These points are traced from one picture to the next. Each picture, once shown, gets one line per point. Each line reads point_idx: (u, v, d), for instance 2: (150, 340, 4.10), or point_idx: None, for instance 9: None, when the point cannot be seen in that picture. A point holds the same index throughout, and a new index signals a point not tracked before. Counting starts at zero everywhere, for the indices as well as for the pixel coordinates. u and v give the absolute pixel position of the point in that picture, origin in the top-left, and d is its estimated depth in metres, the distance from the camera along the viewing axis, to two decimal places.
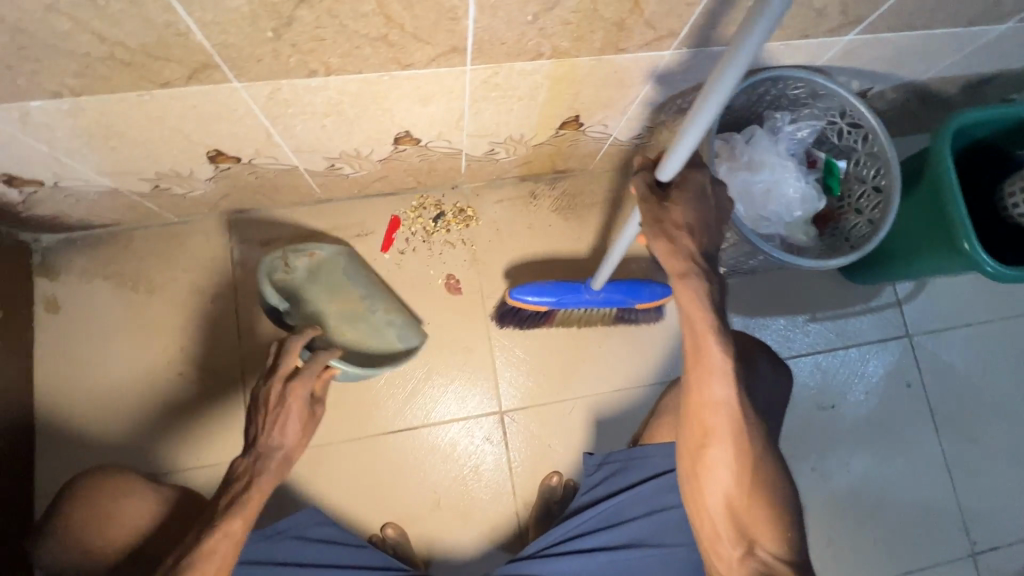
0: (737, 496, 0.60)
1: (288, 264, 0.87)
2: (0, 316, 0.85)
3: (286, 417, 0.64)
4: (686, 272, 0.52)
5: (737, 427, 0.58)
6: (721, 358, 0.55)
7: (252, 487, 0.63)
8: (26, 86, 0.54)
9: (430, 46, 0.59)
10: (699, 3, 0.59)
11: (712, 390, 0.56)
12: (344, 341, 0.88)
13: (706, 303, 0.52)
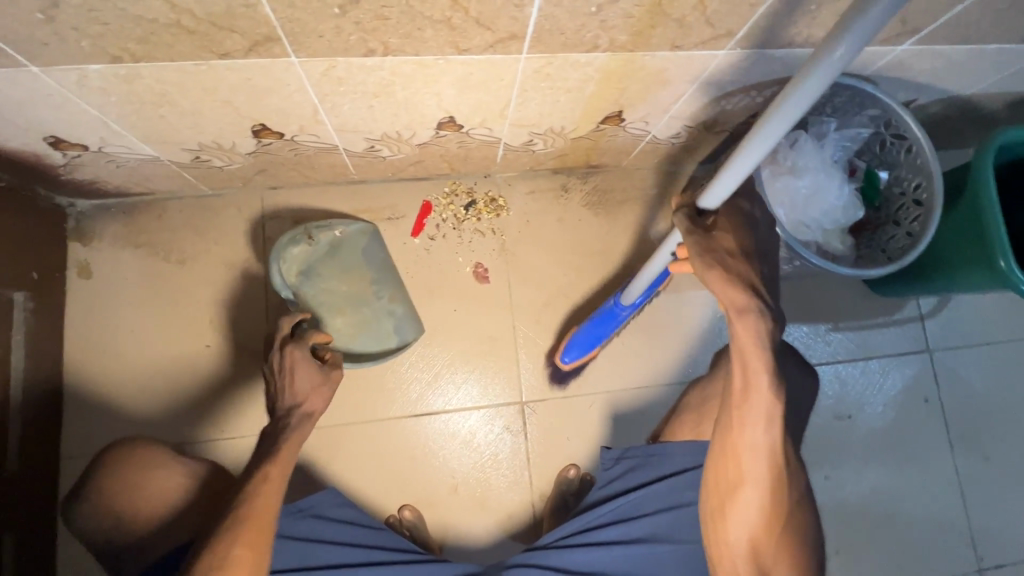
0: (761, 541, 0.62)
1: (310, 238, 0.91)
2: (35, 277, 0.86)
3: (296, 373, 0.65)
4: (746, 306, 0.52)
5: (772, 471, 0.59)
6: (768, 404, 0.55)
7: (282, 442, 0.63)
8: (89, 50, 0.54)
9: (490, 32, 0.58)
10: (762, 3, 0.59)
11: (753, 434, 0.57)
12: (342, 322, 0.92)
13: (764, 341, 0.53)
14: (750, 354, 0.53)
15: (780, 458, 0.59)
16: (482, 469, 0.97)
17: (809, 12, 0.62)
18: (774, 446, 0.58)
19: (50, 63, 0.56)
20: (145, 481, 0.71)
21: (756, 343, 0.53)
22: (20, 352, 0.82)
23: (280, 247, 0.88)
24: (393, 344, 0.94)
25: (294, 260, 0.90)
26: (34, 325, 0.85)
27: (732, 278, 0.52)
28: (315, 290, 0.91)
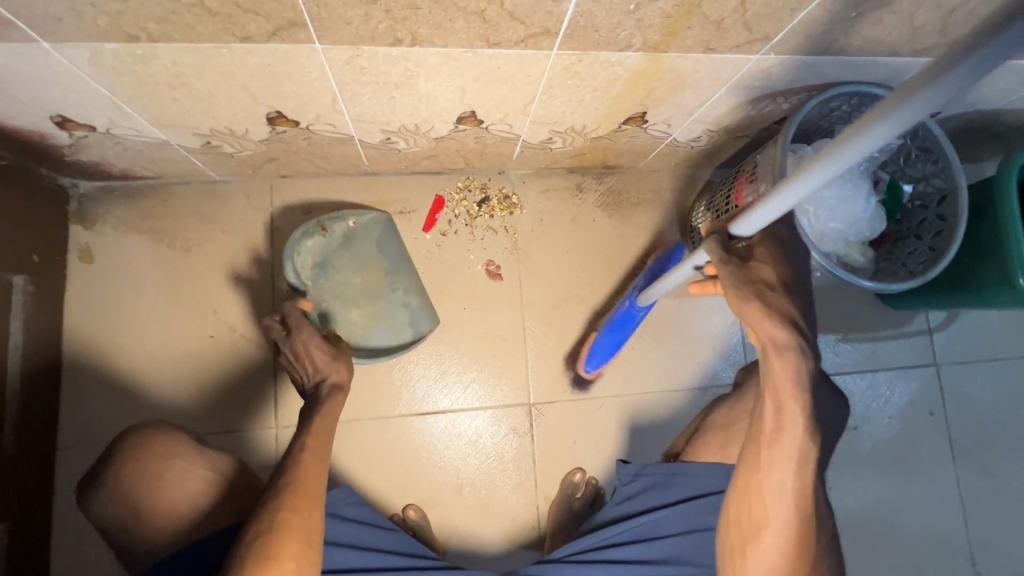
0: None
1: (325, 230, 0.89)
2: (35, 261, 0.83)
3: (311, 352, 0.66)
4: (782, 342, 0.52)
5: (797, 519, 0.56)
6: (798, 449, 0.54)
7: (317, 414, 0.64)
8: (105, 27, 0.52)
9: (523, 26, 0.57)
10: (803, 8, 0.57)
11: (779, 476, 0.56)
12: (360, 315, 0.90)
13: (798, 378, 0.52)
14: (785, 391, 0.53)
15: (809, 502, 0.56)
16: (488, 470, 0.96)
17: (849, 19, 0.60)
18: (803, 494, 0.56)
19: (63, 40, 0.53)
20: (167, 471, 0.68)
21: (793, 380, 0.53)
22: (19, 338, 0.80)
23: (294, 241, 0.85)
24: (408, 336, 0.92)
25: (309, 253, 0.88)
26: (34, 310, 0.82)
27: (773, 312, 0.53)
28: (331, 283, 0.89)
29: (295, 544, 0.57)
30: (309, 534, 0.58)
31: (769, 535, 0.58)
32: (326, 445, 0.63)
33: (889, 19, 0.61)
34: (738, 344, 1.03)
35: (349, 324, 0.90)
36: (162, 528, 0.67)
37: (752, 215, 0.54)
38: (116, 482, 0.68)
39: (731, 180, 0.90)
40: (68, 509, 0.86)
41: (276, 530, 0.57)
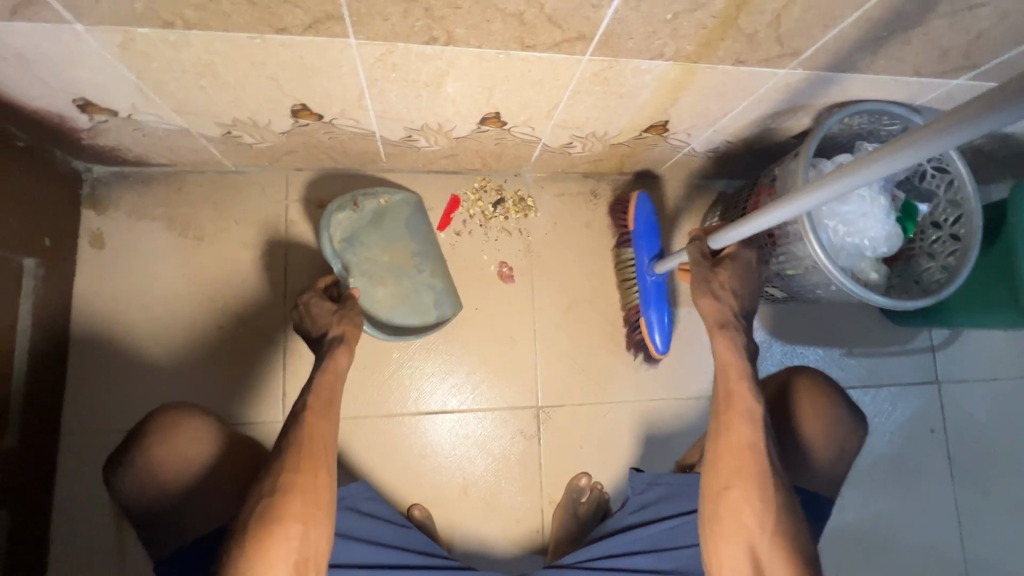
0: (761, 546, 0.62)
1: (356, 205, 0.88)
2: (47, 244, 0.82)
3: (316, 310, 0.72)
4: (725, 325, 0.69)
5: (761, 469, 0.64)
6: (751, 404, 0.67)
7: (317, 369, 0.68)
8: (142, 12, 0.51)
9: (559, 30, 0.57)
10: (837, 25, 0.58)
11: (744, 430, 0.66)
12: (384, 294, 0.90)
13: (738, 351, 0.68)
14: (732, 364, 0.68)
15: (767, 457, 0.65)
16: (495, 471, 0.96)
17: (879, 38, 0.61)
18: (766, 450, 0.65)
19: (97, 22, 0.53)
20: (191, 452, 0.69)
21: (735, 354, 0.68)
22: (27, 321, 0.78)
23: (326, 214, 0.85)
24: (432, 318, 0.92)
25: (338, 227, 0.88)
26: (43, 293, 0.81)
27: (719, 304, 0.69)
28: (359, 258, 0.88)
29: (300, 505, 0.59)
30: (315, 496, 0.60)
31: (738, 488, 0.64)
32: (330, 401, 0.66)
33: (918, 40, 0.62)
34: None
35: (374, 302, 0.89)
36: (190, 513, 0.67)
37: (733, 229, 0.65)
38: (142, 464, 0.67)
39: (749, 192, 0.91)
40: (71, 495, 0.85)
41: (281, 493, 0.59)
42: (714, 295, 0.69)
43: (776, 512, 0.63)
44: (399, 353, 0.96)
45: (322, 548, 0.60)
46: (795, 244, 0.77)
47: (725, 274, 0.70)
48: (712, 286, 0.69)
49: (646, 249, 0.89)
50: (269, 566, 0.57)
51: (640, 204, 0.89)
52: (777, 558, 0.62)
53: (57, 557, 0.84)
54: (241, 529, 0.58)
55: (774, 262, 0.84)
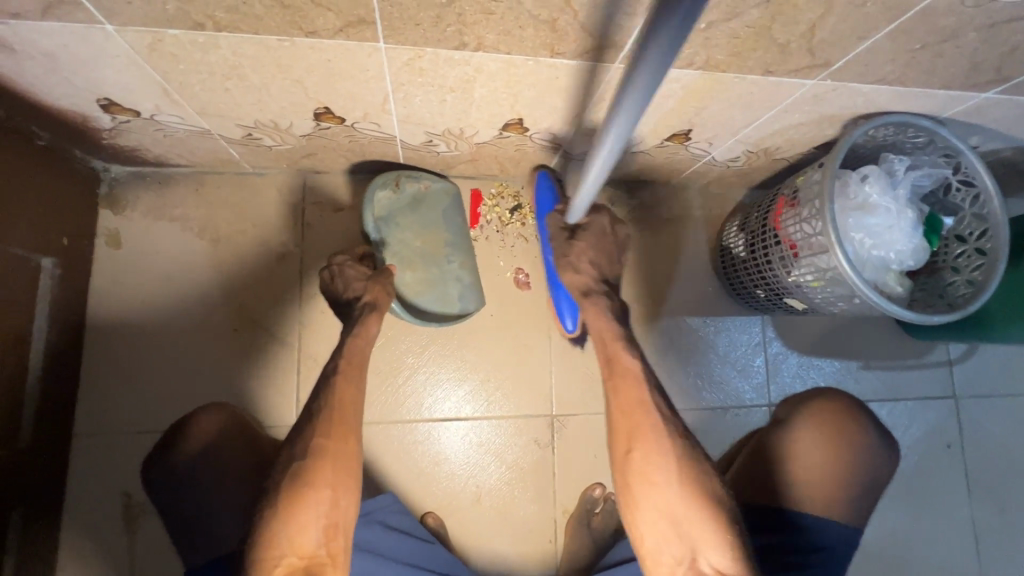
0: (677, 506, 0.64)
1: (398, 186, 0.87)
2: (65, 244, 0.81)
3: (349, 274, 0.78)
4: (589, 292, 0.77)
5: (656, 424, 0.68)
6: (632, 364, 0.72)
7: (351, 333, 0.74)
8: (173, 13, 0.51)
9: (591, 38, 0.56)
10: (871, 37, 0.57)
11: (633, 390, 0.70)
12: (410, 277, 0.90)
13: (607, 316, 0.76)
14: (603, 326, 0.75)
15: (655, 411, 0.69)
16: (509, 480, 0.95)
17: (911, 50, 0.60)
18: (656, 406, 0.69)
19: (127, 23, 0.52)
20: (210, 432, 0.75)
21: (605, 320, 0.76)
22: (43, 320, 0.78)
23: (370, 189, 0.85)
24: (455, 311, 0.92)
25: (377, 205, 0.87)
26: (59, 293, 0.81)
27: (581, 275, 0.78)
28: (394, 240, 0.89)
29: (330, 472, 0.64)
30: (346, 464, 0.66)
31: (636, 450, 0.67)
32: (359, 366, 0.72)
33: (951, 52, 0.61)
34: (759, 365, 1.07)
35: (401, 284, 0.89)
36: (224, 524, 0.70)
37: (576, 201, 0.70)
38: (188, 472, 0.72)
39: (768, 202, 0.89)
40: (82, 497, 0.84)
41: (312, 458, 0.64)
42: (574, 268, 0.78)
43: (679, 469, 0.66)
44: (414, 358, 0.95)
45: (349, 515, 0.65)
46: (819, 256, 0.76)
47: (582, 244, 0.78)
48: (569, 259, 0.78)
49: (544, 227, 0.91)
50: (300, 527, 0.61)
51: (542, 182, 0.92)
52: (690, 512, 0.64)
53: (67, 559, 0.83)
54: (273, 491, 0.62)
55: (795, 273, 0.83)
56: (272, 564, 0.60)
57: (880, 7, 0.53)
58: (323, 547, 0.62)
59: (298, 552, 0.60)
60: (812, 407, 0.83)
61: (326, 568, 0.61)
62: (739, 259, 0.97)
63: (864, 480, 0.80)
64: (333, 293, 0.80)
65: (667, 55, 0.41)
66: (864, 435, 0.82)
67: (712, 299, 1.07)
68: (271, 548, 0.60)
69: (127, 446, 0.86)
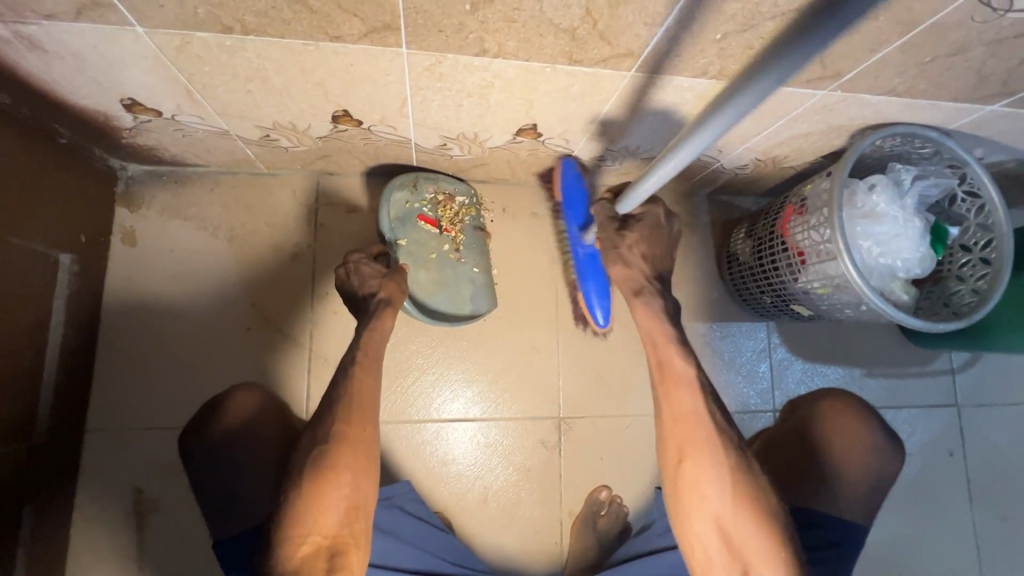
0: (729, 519, 0.64)
1: (416, 188, 0.90)
2: (82, 241, 0.82)
3: (365, 271, 0.79)
4: (641, 291, 0.76)
5: (709, 436, 0.67)
6: (686, 371, 0.71)
7: (367, 327, 0.74)
8: (203, 17, 0.52)
9: (608, 47, 0.57)
10: (882, 50, 0.59)
11: (688, 399, 0.69)
12: (425, 277, 0.89)
13: (664, 320, 0.74)
14: (656, 329, 0.74)
15: (707, 420, 0.68)
16: (516, 482, 0.95)
17: (921, 63, 0.61)
18: (711, 416, 0.68)
19: (157, 25, 0.54)
20: (238, 410, 0.78)
21: (659, 321, 0.74)
22: (59, 316, 0.79)
23: (387, 191, 0.88)
24: (466, 311, 0.92)
25: (395, 204, 0.88)
26: (76, 289, 0.81)
27: (634, 270, 0.76)
28: (410, 240, 0.88)
29: (350, 456, 0.66)
30: (367, 449, 0.68)
31: (689, 462, 0.67)
32: (376, 359, 0.74)
33: (960, 65, 0.62)
34: (764, 371, 1.08)
35: (414, 284, 0.89)
36: (258, 499, 0.73)
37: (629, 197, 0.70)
38: (223, 450, 0.76)
39: (775, 210, 0.90)
40: (93, 491, 0.85)
41: (333, 443, 0.66)
42: (626, 262, 0.76)
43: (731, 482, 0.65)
44: (423, 359, 0.96)
45: (369, 496, 0.67)
46: (827, 263, 0.77)
47: (633, 237, 0.76)
48: (621, 251, 0.76)
49: (574, 219, 0.87)
50: (324, 509, 0.63)
51: (568, 172, 0.88)
52: (744, 526, 0.64)
53: (77, 554, 0.83)
54: (297, 474, 0.64)
55: (802, 279, 0.84)
56: (297, 545, 0.62)
57: (892, 21, 0.54)
58: (346, 528, 0.64)
59: (322, 533, 0.63)
60: (824, 407, 0.84)
61: (350, 549, 0.63)
62: (746, 266, 0.99)
63: (869, 483, 0.81)
64: (347, 290, 0.79)
65: (804, 57, 0.41)
66: (871, 432, 0.82)
67: (718, 305, 1.08)
68: (296, 529, 0.62)
69: (139, 441, 0.87)
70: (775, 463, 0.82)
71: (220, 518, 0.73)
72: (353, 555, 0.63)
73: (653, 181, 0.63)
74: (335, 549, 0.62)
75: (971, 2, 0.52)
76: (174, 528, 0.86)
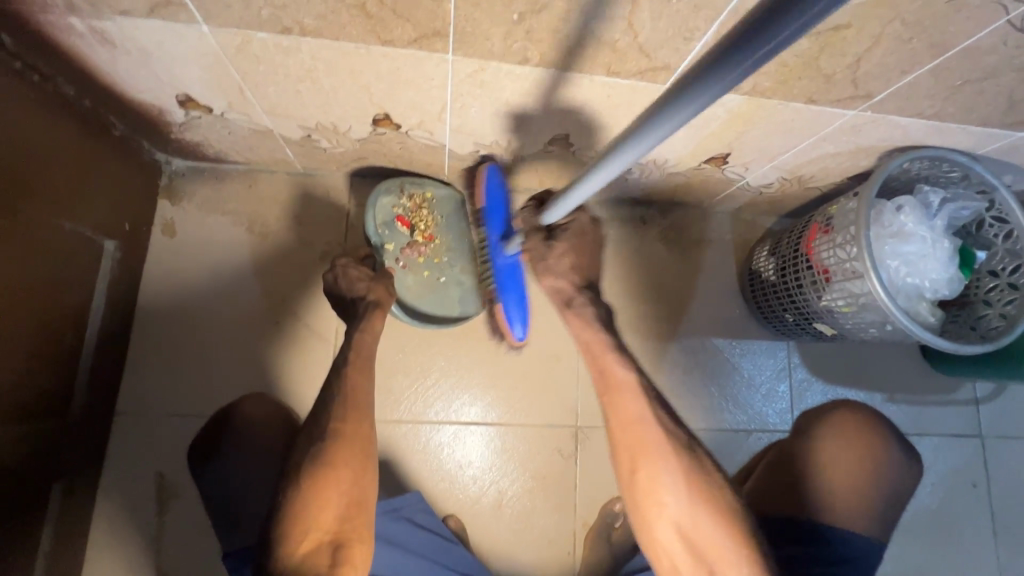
0: (687, 524, 0.63)
1: (402, 193, 0.93)
2: (127, 229, 0.86)
3: (352, 274, 0.80)
4: (571, 299, 0.72)
5: (660, 443, 0.65)
6: (628, 378, 0.68)
7: (358, 329, 0.76)
8: (266, 18, 0.56)
9: (646, 59, 0.59)
10: (914, 72, 0.60)
11: (633, 403, 0.67)
12: (411, 283, 0.92)
13: (594, 325, 0.71)
14: (590, 336, 0.71)
15: (653, 427, 0.66)
16: (530, 489, 0.95)
17: (952, 86, 0.63)
18: (657, 418, 0.66)
19: (222, 24, 0.57)
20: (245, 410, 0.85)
21: (592, 329, 0.71)
22: (100, 300, 0.82)
23: (374, 196, 0.90)
24: (456, 313, 0.94)
25: (382, 209, 0.91)
26: (117, 275, 0.85)
27: (560, 278, 0.71)
28: (398, 244, 0.92)
29: (347, 453, 0.67)
30: (362, 445, 0.68)
31: (641, 471, 0.65)
32: (367, 359, 0.75)
33: (990, 91, 0.63)
34: (784, 391, 1.07)
35: (403, 288, 0.92)
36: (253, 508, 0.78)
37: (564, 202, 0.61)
38: (226, 465, 0.81)
39: (800, 228, 0.90)
40: (116, 475, 0.86)
41: (331, 438, 0.66)
42: (552, 272, 0.71)
43: (686, 487, 0.63)
44: (445, 363, 0.97)
45: (369, 491, 0.67)
46: (853, 281, 0.77)
47: (562, 246, 0.70)
48: (548, 261, 0.70)
49: (494, 228, 0.81)
50: (324, 505, 0.64)
51: (492, 175, 0.84)
52: (702, 527, 0.62)
53: (97, 536, 0.85)
54: (295, 471, 0.64)
55: (826, 297, 0.84)
56: (298, 541, 0.62)
57: (925, 44, 0.56)
58: (347, 523, 0.65)
59: (323, 528, 0.63)
60: (834, 421, 0.84)
61: (352, 542, 0.64)
62: (769, 283, 0.99)
63: (887, 497, 0.81)
64: (335, 293, 0.81)
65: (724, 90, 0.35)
66: (891, 452, 0.83)
67: (739, 323, 1.08)
68: (296, 527, 0.62)
69: (164, 427, 0.88)
70: (787, 474, 0.81)
71: (227, 532, 0.77)
72: (356, 549, 0.64)
73: (591, 184, 0.54)
74: (337, 543, 0.63)
75: (1004, 27, 0.53)
76: (192, 515, 0.87)
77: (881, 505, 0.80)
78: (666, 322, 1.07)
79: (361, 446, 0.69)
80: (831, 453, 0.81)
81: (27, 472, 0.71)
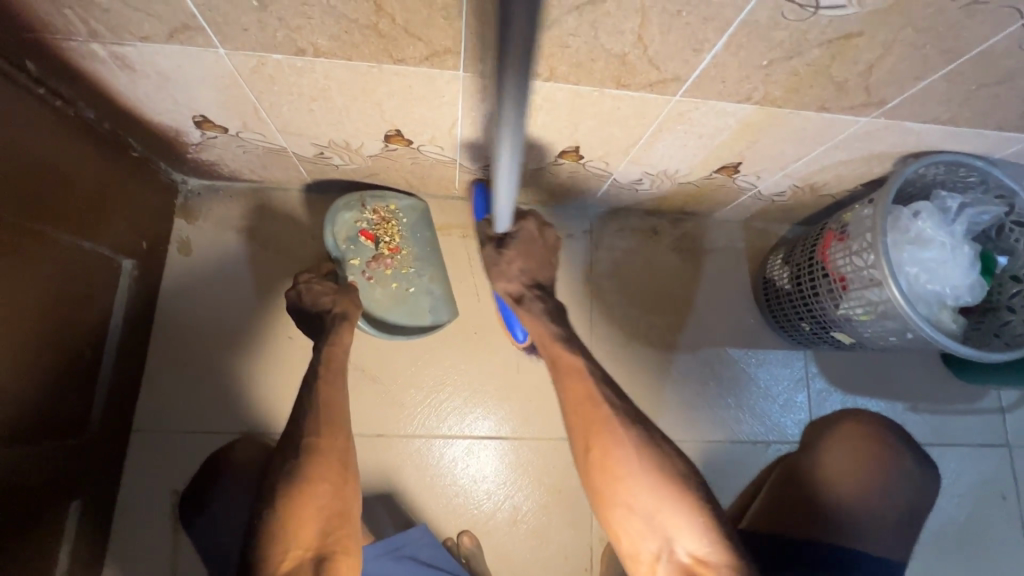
0: (643, 500, 0.68)
1: (363, 207, 0.92)
2: (144, 249, 0.87)
3: (316, 289, 0.81)
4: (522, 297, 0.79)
5: (608, 424, 0.71)
6: (575, 361, 0.75)
7: (326, 343, 0.77)
8: (281, 40, 0.57)
9: (656, 72, 0.59)
10: (927, 78, 0.60)
11: (580, 384, 0.74)
12: (377, 296, 0.92)
13: (542, 322, 0.78)
14: (541, 331, 0.78)
15: (604, 409, 0.72)
16: (545, 503, 0.94)
17: (968, 91, 0.62)
18: (603, 397, 0.73)
19: (238, 47, 0.58)
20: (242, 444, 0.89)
21: (541, 323, 0.78)
22: (118, 320, 0.83)
23: (334, 212, 0.90)
24: (428, 322, 0.94)
25: (343, 225, 0.91)
26: (134, 294, 0.86)
27: (512, 280, 0.80)
28: (363, 258, 0.92)
29: (321, 470, 0.67)
30: (340, 457, 0.69)
31: (595, 450, 0.71)
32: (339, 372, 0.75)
33: (1007, 94, 0.63)
34: (802, 402, 1.05)
35: (372, 301, 0.92)
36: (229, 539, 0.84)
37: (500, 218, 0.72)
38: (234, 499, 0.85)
39: (813, 236, 0.89)
40: (133, 494, 0.87)
41: (304, 455, 0.67)
42: (505, 276, 0.79)
43: (636, 461, 0.69)
44: (457, 377, 0.97)
45: (351, 500, 0.68)
46: (871, 289, 0.76)
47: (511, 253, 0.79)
48: (501, 266, 0.79)
49: None
50: (304, 520, 0.64)
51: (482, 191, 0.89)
52: (659, 502, 0.67)
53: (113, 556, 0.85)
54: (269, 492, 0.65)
55: (844, 306, 0.83)
56: (280, 558, 0.63)
57: (938, 49, 0.56)
58: (329, 537, 0.65)
59: (303, 545, 0.63)
60: (842, 433, 0.83)
61: (338, 555, 0.64)
62: (784, 292, 0.98)
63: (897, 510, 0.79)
64: (299, 310, 0.82)
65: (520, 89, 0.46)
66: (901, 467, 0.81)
67: (754, 332, 1.07)
68: (276, 545, 0.63)
69: (180, 445, 0.89)
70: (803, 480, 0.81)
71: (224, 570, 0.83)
72: (343, 562, 0.64)
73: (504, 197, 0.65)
74: (320, 556, 0.63)
75: (1020, 31, 0.53)
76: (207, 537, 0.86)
77: (888, 515, 0.78)
78: (679, 332, 1.06)
79: (336, 459, 0.69)
80: (828, 458, 0.82)
81: (46, 492, 0.71)
